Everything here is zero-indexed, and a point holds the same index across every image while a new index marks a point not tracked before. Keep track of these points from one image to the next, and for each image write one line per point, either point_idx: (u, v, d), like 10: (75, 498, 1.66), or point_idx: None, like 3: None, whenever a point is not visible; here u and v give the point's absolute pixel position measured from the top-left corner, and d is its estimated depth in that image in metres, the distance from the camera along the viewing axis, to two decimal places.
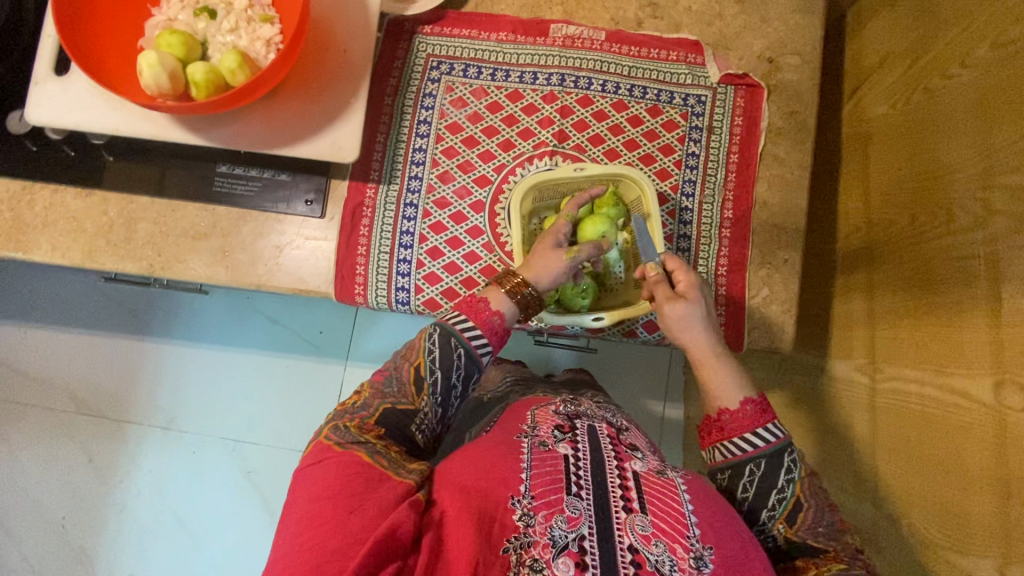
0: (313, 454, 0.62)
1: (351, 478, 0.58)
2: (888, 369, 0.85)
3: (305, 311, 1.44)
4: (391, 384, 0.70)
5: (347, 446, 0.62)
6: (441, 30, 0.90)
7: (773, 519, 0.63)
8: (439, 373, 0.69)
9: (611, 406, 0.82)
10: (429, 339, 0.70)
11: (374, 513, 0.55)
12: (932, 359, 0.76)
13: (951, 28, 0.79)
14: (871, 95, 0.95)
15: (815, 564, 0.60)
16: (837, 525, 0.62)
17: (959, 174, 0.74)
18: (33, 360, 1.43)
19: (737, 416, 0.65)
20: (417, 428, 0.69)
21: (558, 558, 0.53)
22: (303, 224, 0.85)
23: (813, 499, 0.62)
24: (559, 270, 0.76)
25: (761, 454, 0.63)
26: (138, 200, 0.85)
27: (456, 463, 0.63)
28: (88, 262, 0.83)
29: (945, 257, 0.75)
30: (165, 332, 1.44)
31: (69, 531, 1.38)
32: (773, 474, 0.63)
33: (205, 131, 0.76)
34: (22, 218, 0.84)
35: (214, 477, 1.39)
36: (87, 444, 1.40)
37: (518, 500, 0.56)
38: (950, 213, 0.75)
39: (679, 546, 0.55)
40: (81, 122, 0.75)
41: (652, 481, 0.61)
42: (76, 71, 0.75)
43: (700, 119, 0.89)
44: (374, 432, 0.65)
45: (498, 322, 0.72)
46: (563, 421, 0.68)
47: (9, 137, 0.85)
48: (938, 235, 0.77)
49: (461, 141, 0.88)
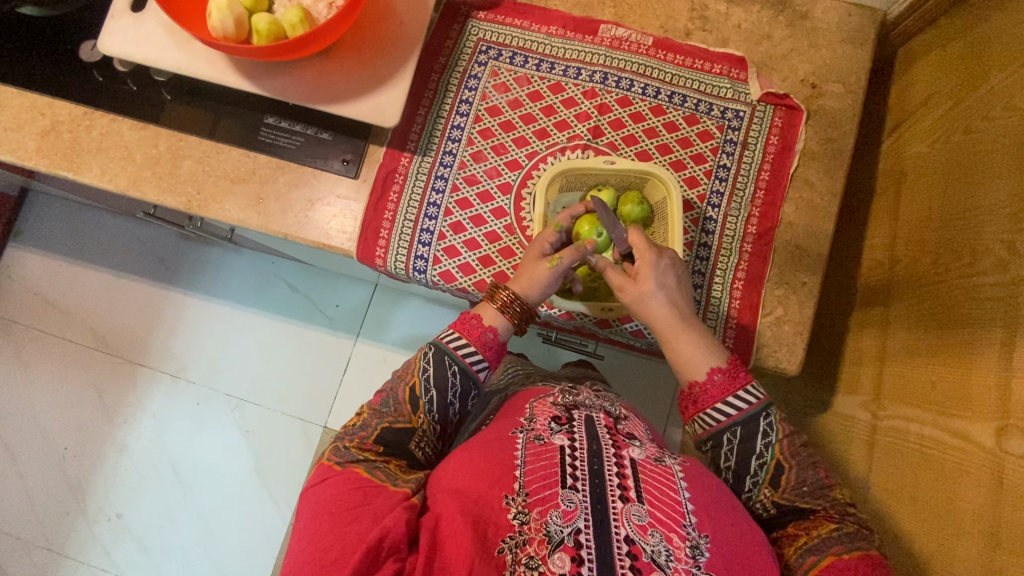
0: (315, 476, 0.66)
1: (350, 491, 0.62)
2: (892, 407, 0.84)
3: (324, 280, 1.47)
4: (387, 403, 0.73)
5: (347, 464, 0.66)
6: (494, 17, 0.94)
7: (758, 486, 0.67)
8: (434, 391, 0.72)
9: (610, 397, 0.81)
10: (423, 358, 0.74)
11: (370, 521, 0.59)
12: (939, 400, 0.74)
13: (998, 72, 0.79)
14: (911, 134, 0.95)
15: (806, 531, 0.64)
16: (821, 481, 0.66)
17: (989, 217, 0.73)
18: (64, 292, 1.49)
19: (707, 388, 0.70)
20: (417, 444, 0.72)
21: (554, 553, 0.54)
22: (337, 182, 0.88)
23: (794, 458, 0.67)
24: (547, 280, 0.77)
25: (737, 420, 0.68)
26: (187, 139, 0.89)
27: (453, 459, 0.65)
28: (132, 190, 0.88)
29: (963, 298, 0.74)
30: (191, 284, 1.49)
31: (69, 460, 1.43)
32: (750, 439, 0.67)
33: (260, 79, 0.80)
34: (78, 141, 0.88)
35: (214, 430, 1.42)
36: (101, 379, 1.45)
37: (513, 499, 0.58)
38: (975, 254, 0.74)
39: (675, 535, 0.57)
40: (148, 56, 0.80)
41: (650, 468, 0.62)
42: (151, 9, 0.81)
43: (735, 133, 0.90)
44: (374, 451, 0.69)
45: (491, 337, 0.76)
46: (561, 413, 0.69)
47: (82, 64, 0.91)
48: (959, 275, 0.76)
49: (499, 124, 0.91)
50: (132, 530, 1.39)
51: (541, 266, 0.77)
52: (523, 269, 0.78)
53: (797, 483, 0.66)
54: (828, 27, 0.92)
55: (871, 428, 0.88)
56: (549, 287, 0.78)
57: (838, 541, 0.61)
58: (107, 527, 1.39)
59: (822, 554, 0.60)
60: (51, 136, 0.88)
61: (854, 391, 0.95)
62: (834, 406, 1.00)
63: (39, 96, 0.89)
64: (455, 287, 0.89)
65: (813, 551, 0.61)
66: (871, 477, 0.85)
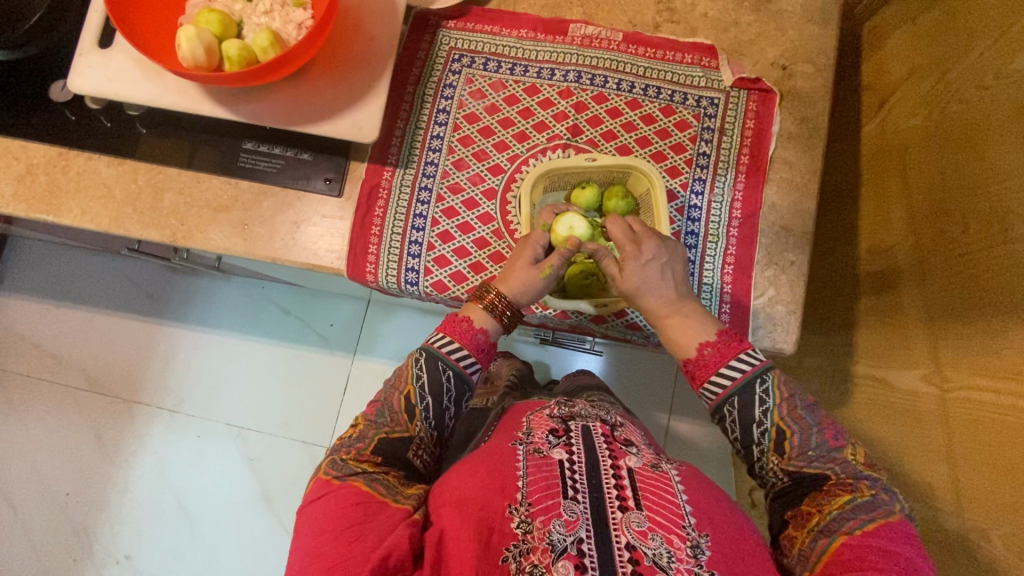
0: (314, 491, 0.66)
1: (351, 508, 0.62)
2: (956, 378, 0.80)
3: (315, 301, 1.46)
4: (383, 414, 0.72)
5: (345, 477, 0.66)
6: (464, 25, 0.94)
7: (766, 454, 0.67)
8: (430, 398, 0.72)
9: (605, 406, 0.82)
10: (415, 365, 0.73)
11: (373, 540, 0.59)
12: (1000, 367, 0.73)
13: (984, 39, 0.82)
14: (899, 109, 0.99)
15: (818, 506, 0.63)
16: (826, 445, 0.65)
17: (1011, 183, 0.75)
18: (53, 336, 1.47)
19: (703, 361, 0.70)
20: (416, 453, 0.72)
21: (558, 561, 0.54)
22: (321, 202, 0.88)
23: (797, 423, 0.66)
24: (539, 287, 0.77)
25: (733, 390, 0.68)
26: (166, 171, 0.88)
27: (455, 473, 0.66)
28: (115, 227, 0.87)
29: (1000, 270, 0.75)
30: (181, 316, 1.48)
31: (71, 506, 1.40)
32: (750, 407, 0.67)
33: (234, 104, 0.79)
34: (56, 183, 0.88)
35: (218, 461, 1.40)
36: (97, 420, 1.44)
37: (515, 507, 0.58)
38: (1005, 223, 0.75)
39: (675, 537, 0.56)
40: (119, 91, 0.79)
41: (647, 475, 0.62)
42: (119, 45, 0.80)
43: (711, 121, 0.91)
44: (372, 462, 0.68)
45: (483, 338, 0.75)
46: (558, 424, 0.69)
47: (52, 105, 0.90)
48: (993, 247, 0.76)
49: (477, 131, 0.91)
50: (141, 569, 1.37)
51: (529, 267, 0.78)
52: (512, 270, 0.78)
53: (802, 449, 0.65)
54: (792, 9, 0.93)
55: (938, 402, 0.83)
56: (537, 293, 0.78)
57: (851, 514, 0.60)
58: (116, 570, 1.37)
59: (833, 535, 0.60)
60: (27, 180, 0.88)
61: (911, 364, 0.89)
62: (885, 378, 0.95)
63: (11, 141, 0.89)
64: (449, 296, 0.89)
65: (825, 532, 0.61)
66: (952, 451, 0.80)
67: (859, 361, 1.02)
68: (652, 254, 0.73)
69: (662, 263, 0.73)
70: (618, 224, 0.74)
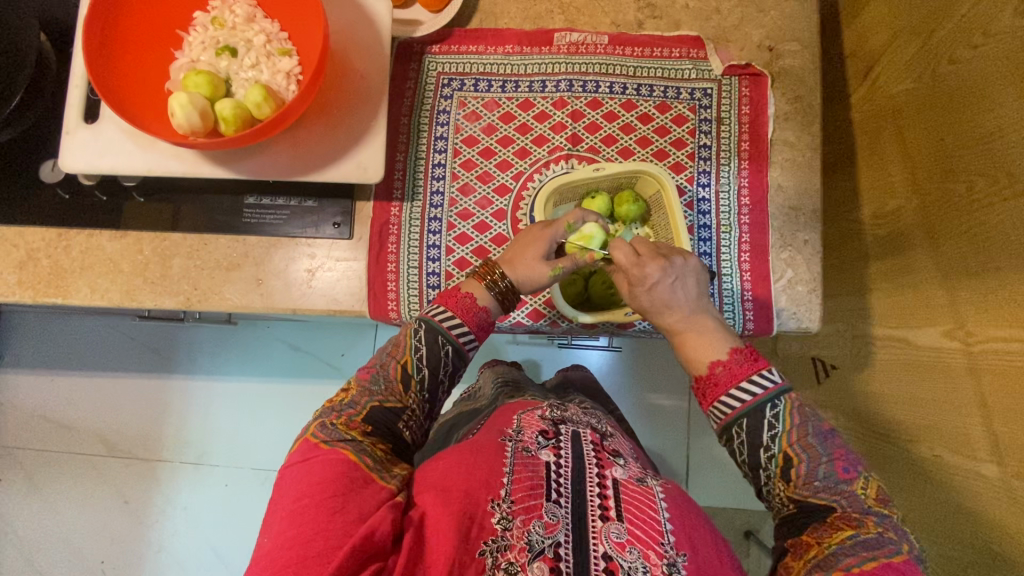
0: (301, 452, 0.61)
1: (337, 478, 0.57)
2: (982, 331, 0.80)
3: (327, 335, 1.45)
4: (378, 382, 0.69)
5: (334, 443, 0.61)
6: (448, 48, 0.92)
7: (772, 479, 0.66)
8: (427, 370, 0.70)
9: (596, 414, 0.81)
10: (415, 337, 0.71)
11: (355, 516, 0.55)
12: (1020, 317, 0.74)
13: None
14: (890, 72, 1.00)
15: (818, 538, 0.61)
16: (835, 476, 0.64)
17: (1013, 137, 0.76)
18: (66, 407, 1.45)
19: (713, 380, 0.70)
20: (405, 424, 0.69)
21: (533, 562, 0.52)
22: (332, 246, 0.87)
23: (806, 450, 0.65)
24: (544, 279, 0.76)
25: (742, 413, 0.67)
26: (171, 237, 0.87)
27: (442, 459, 0.64)
28: (128, 301, 0.86)
29: (1011, 224, 0.76)
30: (193, 369, 1.46)
31: (110, 572, 1.39)
32: (758, 430, 0.66)
33: (233, 163, 0.78)
34: (60, 265, 0.86)
35: (251, 508, 1.40)
36: (123, 485, 1.42)
37: (497, 503, 0.56)
38: (1011, 176, 0.76)
39: (653, 553, 0.54)
40: (114, 165, 0.77)
41: (632, 489, 0.59)
42: (105, 118, 0.78)
43: (708, 112, 0.92)
44: (362, 430, 0.65)
45: (483, 316, 0.73)
46: (548, 426, 0.67)
47: (43, 185, 0.88)
48: (1001, 201, 0.77)
49: (478, 153, 0.91)
50: None
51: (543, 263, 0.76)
52: (524, 253, 0.76)
53: (810, 479, 0.64)
54: None
55: (966, 357, 0.83)
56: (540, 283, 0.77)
57: (853, 551, 0.58)
58: None
59: (828, 568, 0.57)
60: (30, 266, 0.86)
61: (933, 322, 0.89)
62: (908, 337, 0.95)
63: (8, 228, 0.87)
64: None
65: (820, 565, 0.58)
66: (984, 401, 0.80)
67: (875, 324, 1.04)
68: (658, 276, 0.72)
69: (671, 282, 0.73)
70: (620, 250, 0.73)
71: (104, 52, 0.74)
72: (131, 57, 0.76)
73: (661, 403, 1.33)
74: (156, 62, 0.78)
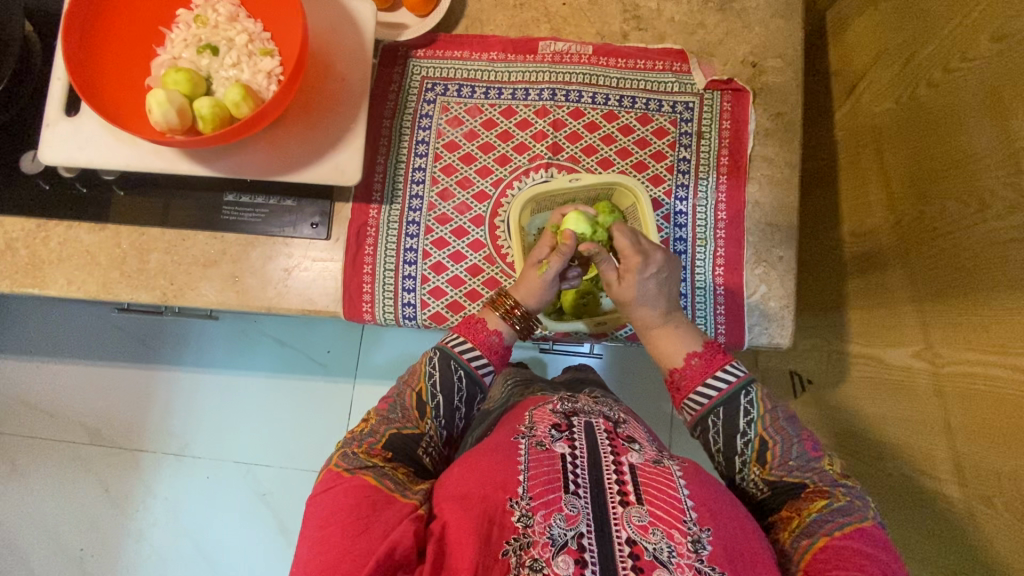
0: (324, 482, 0.62)
1: (359, 502, 0.59)
2: (948, 353, 0.81)
3: (310, 332, 1.45)
4: (396, 410, 0.70)
5: (356, 470, 0.62)
6: (434, 53, 0.93)
7: (748, 465, 0.66)
8: (441, 396, 0.71)
9: (607, 403, 0.80)
10: (429, 363, 0.73)
11: (379, 534, 0.56)
12: (987, 340, 0.75)
13: (949, 22, 0.84)
14: (872, 92, 1.01)
15: (798, 511, 0.62)
16: (807, 454, 0.65)
17: (985, 161, 0.76)
18: (49, 395, 1.45)
19: (688, 372, 0.71)
20: (424, 451, 0.69)
21: (558, 556, 0.52)
22: (309, 246, 0.88)
23: (778, 433, 0.66)
24: (542, 289, 0.77)
25: (717, 402, 0.68)
26: (149, 231, 0.87)
27: (458, 467, 0.63)
28: (104, 293, 0.86)
29: (982, 248, 0.76)
30: (176, 361, 1.46)
31: (87, 560, 1.40)
32: (733, 419, 0.67)
33: (211, 162, 0.79)
34: (38, 255, 0.87)
35: (229, 501, 1.40)
36: (103, 474, 1.42)
37: (516, 501, 0.56)
38: (982, 201, 0.76)
39: (676, 532, 0.54)
40: (92, 159, 0.77)
41: (649, 472, 0.59)
42: (86, 111, 0.78)
43: (688, 125, 0.92)
44: (383, 457, 0.65)
45: (496, 341, 0.76)
46: (561, 419, 0.66)
47: (23, 176, 0.88)
48: (974, 224, 0.78)
49: (459, 159, 0.91)
50: None
51: (534, 271, 0.78)
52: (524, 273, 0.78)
53: (784, 457, 0.65)
54: (757, 6, 0.94)
55: (933, 378, 0.83)
56: (545, 298, 0.79)
57: (832, 519, 0.59)
58: None
59: (814, 536, 0.59)
60: (9, 256, 0.86)
61: (905, 341, 0.90)
62: (880, 356, 0.96)
63: None
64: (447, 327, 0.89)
65: (806, 534, 0.59)
66: (948, 422, 0.80)
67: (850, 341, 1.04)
68: (656, 268, 0.74)
69: (662, 277, 0.75)
70: (622, 235, 0.73)
71: (83, 42, 0.74)
72: (112, 52, 0.77)
73: (641, 410, 1.33)
74: (138, 58, 0.78)
